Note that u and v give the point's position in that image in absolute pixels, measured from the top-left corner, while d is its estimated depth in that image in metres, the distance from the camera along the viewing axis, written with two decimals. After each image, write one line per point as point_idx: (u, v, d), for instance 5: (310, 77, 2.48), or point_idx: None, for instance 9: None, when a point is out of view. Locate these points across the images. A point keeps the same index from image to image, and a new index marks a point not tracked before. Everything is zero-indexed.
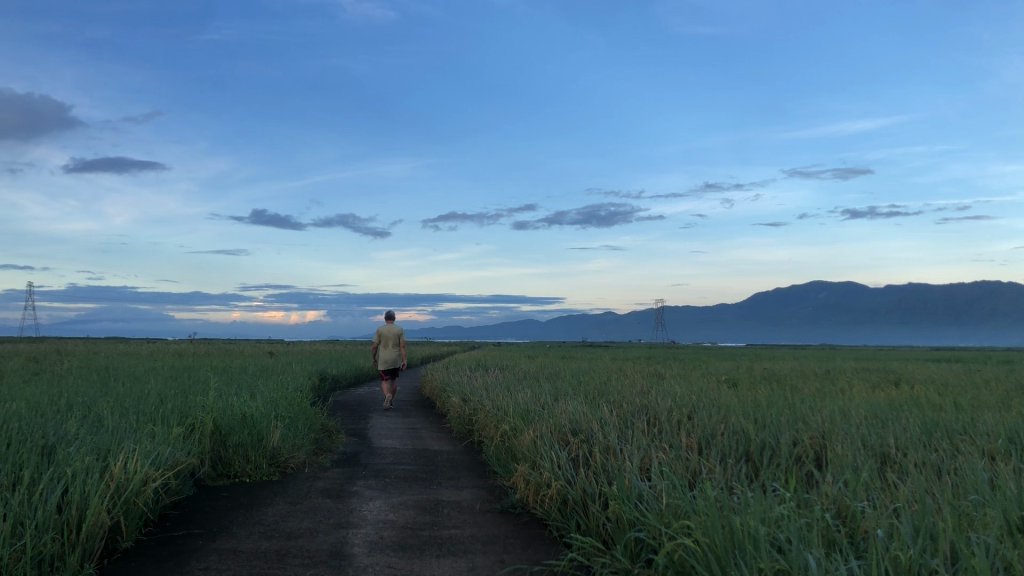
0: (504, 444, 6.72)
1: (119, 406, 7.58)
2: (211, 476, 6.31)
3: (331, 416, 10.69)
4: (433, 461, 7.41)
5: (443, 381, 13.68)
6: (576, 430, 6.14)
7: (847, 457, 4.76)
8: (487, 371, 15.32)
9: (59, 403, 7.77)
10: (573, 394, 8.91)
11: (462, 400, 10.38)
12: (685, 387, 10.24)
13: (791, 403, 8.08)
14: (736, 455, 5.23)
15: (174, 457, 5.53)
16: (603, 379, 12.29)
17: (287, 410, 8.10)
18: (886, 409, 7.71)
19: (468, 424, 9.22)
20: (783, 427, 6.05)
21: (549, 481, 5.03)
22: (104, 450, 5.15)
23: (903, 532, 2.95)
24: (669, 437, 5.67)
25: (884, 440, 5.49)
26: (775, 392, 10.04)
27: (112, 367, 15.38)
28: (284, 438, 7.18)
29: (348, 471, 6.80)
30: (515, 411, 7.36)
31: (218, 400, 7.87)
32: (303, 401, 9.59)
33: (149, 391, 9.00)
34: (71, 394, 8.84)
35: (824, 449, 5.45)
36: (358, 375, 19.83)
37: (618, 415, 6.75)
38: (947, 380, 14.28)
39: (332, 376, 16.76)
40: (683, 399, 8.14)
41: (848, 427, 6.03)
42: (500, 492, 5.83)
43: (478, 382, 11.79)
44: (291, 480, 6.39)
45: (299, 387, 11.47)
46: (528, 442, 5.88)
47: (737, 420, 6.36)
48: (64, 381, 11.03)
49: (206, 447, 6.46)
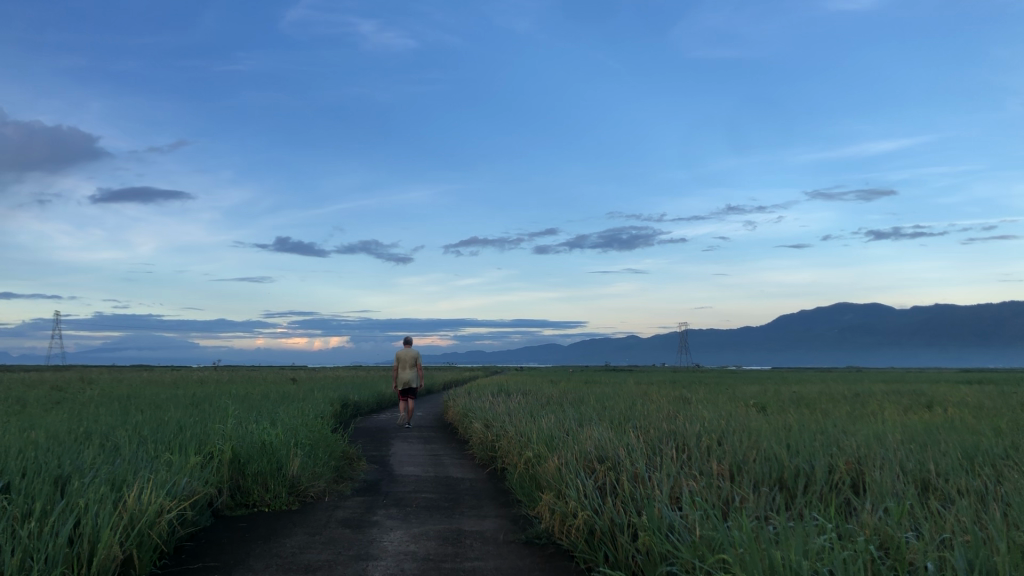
0: (528, 471, 6.56)
1: (138, 434, 7.49)
2: (229, 506, 6.19)
3: (353, 443, 10.56)
4: (456, 489, 7.25)
5: (465, 406, 13.53)
6: (602, 457, 5.96)
7: (887, 483, 4.55)
8: (511, 397, 15.16)
9: (78, 432, 7.68)
10: (597, 419, 8.72)
11: (485, 425, 10.22)
12: (713, 412, 10.02)
13: (823, 427, 7.85)
14: (768, 482, 5.04)
15: (190, 487, 5.41)
16: (628, 403, 12.10)
17: (307, 438, 7.97)
18: (923, 432, 7.46)
19: (491, 450, 9.06)
20: (816, 452, 5.85)
21: (575, 510, 4.86)
22: (118, 480, 5.04)
23: (958, 566, 2.76)
24: (700, 464, 5.49)
25: (923, 465, 5.28)
26: (806, 415, 9.80)
27: (134, 395, 15.36)
28: (305, 466, 7.04)
29: (368, 500, 6.65)
30: (539, 437, 7.19)
31: (237, 428, 7.77)
32: (324, 427, 9.46)
33: (169, 419, 8.91)
34: (91, 423, 8.77)
35: (861, 475, 5.25)
36: (380, 401, 19.68)
37: (645, 441, 6.56)
38: (979, 401, 13.92)
39: (354, 403, 16.67)
40: (711, 424, 7.92)
41: (885, 451, 5.82)
42: (524, 521, 5.66)
43: (500, 408, 11.61)
44: (310, 510, 6.25)
45: (319, 414, 11.36)
46: (552, 470, 5.72)
47: (769, 445, 6.16)
48: (85, 409, 10.99)
49: (224, 477, 6.34)
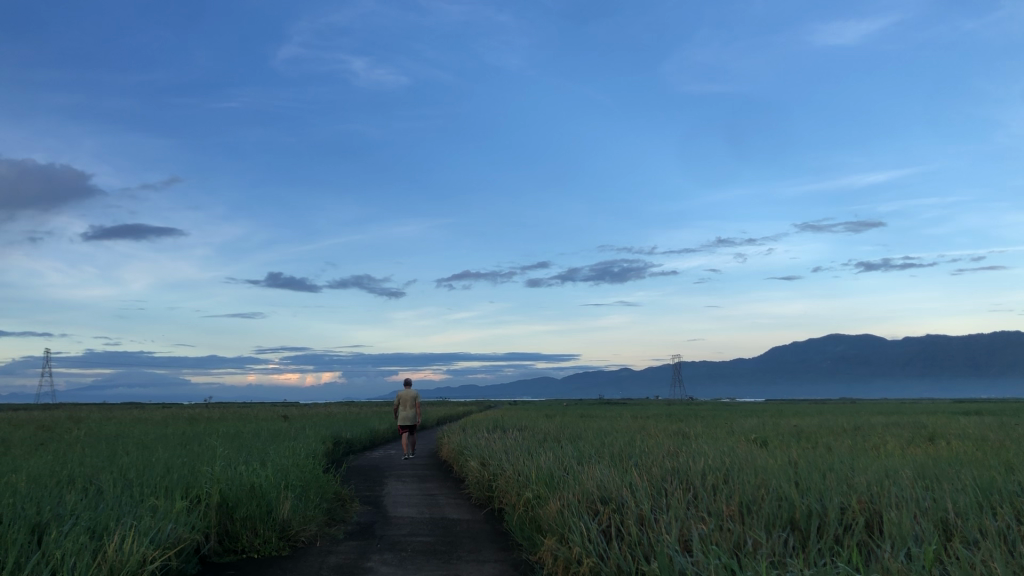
0: (528, 513, 6.34)
1: (123, 477, 7.24)
2: (217, 552, 5.94)
3: (346, 482, 10.31)
4: (452, 531, 7.00)
5: (460, 443, 13.30)
6: (605, 498, 5.74)
7: (906, 524, 4.33)
8: (508, 432, 14.95)
9: (60, 476, 7.42)
10: (596, 457, 8.49)
11: (481, 464, 9.99)
12: (715, 447, 9.79)
13: (831, 463, 7.64)
14: (780, 524, 4.82)
15: (176, 534, 5.17)
16: (626, 438, 11.87)
17: (298, 479, 7.73)
18: (934, 467, 7.24)
19: (488, 489, 8.83)
20: (827, 491, 5.64)
21: (579, 556, 4.64)
22: (100, 527, 4.80)
23: None
24: (708, 505, 5.27)
25: (940, 502, 5.06)
26: (809, 451, 9.60)
27: (122, 434, 15.09)
28: (295, 509, 6.78)
29: (362, 544, 6.41)
30: (538, 477, 6.98)
31: (225, 470, 7.52)
32: (315, 467, 9.21)
33: (157, 460, 8.66)
34: (75, 465, 8.50)
35: (877, 514, 5.03)
36: (373, 438, 19.38)
37: (648, 480, 6.36)
38: (982, 434, 13.65)
39: (347, 440, 16.44)
40: (715, 461, 7.70)
41: (898, 489, 5.59)
42: (525, 567, 5.43)
43: (498, 445, 11.36)
44: (302, 555, 6.00)
45: (311, 453, 11.11)
46: (553, 513, 5.50)
47: (778, 484, 5.95)
48: (70, 451, 10.72)
49: (212, 521, 6.09)
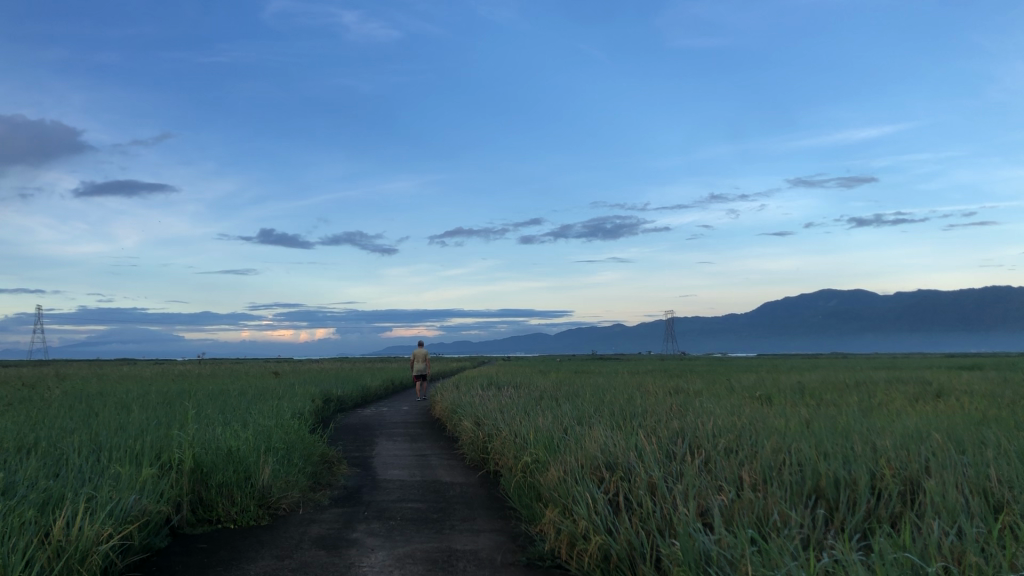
0: (526, 480, 5.87)
1: (91, 442, 6.73)
2: (189, 523, 5.48)
3: (332, 443, 9.84)
4: (445, 497, 6.54)
5: (453, 401, 12.81)
6: (610, 463, 5.28)
7: (953, 496, 3.86)
8: (502, 390, 14.42)
9: (25, 440, 6.93)
10: (597, 417, 8.01)
11: (475, 424, 9.52)
12: (721, 406, 9.29)
13: (846, 424, 7.14)
14: (805, 492, 4.38)
15: (140, 505, 4.68)
16: (625, 397, 11.37)
17: (281, 441, 7.27)
18: (958, 428, 6.73)
19: (483, 451, 8.38)
20: (852, 457, 5.16)
21: (585, 531, 4.18)
22: (51, 502, 4.32)
23: None
24: (724, 472, 4.81)
25: (982, 469, 4.57)
26: (819, 408, 9.13)
27: (105, 392, 14.71)
28: (277, 474, 6.30)
29: (348, 512, 5.94)
30: (536, 440, 6.51)
31: (201, 432, 7.04)
32: (299, 427, 8.71)
33: (132, 422, 8.17)
34: (46, 427, 8.01)
35: (909, 481, 4.56)
36: (364, 394, 18.91)
37: (657, 443, 5.88)
38: (992, 391, 13.24)
39: (338, 397, 15.99)
40: (724, 422, 7.21)
41: (930, 453, 5.12)
42: (524, 539, 4.98)
43: (492, 403, 10.88)
44: (282, 525, 5.53)
45: (298, 411, 10.67)
46: (554, 480, 5.04)
47: (797, 448, 5.48)
48: (44, 411, 10.23)
49: (184, 489, 5.61)
